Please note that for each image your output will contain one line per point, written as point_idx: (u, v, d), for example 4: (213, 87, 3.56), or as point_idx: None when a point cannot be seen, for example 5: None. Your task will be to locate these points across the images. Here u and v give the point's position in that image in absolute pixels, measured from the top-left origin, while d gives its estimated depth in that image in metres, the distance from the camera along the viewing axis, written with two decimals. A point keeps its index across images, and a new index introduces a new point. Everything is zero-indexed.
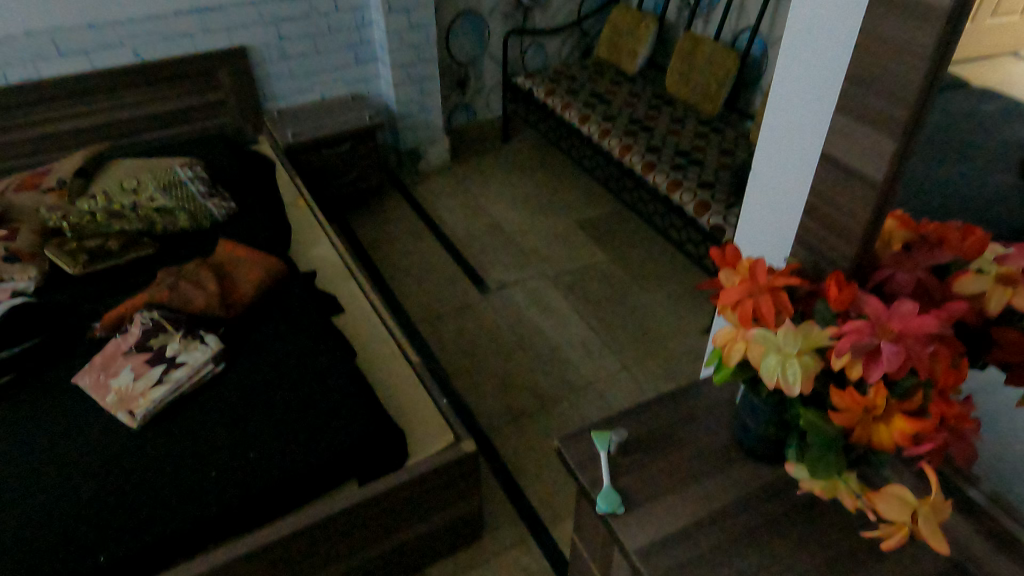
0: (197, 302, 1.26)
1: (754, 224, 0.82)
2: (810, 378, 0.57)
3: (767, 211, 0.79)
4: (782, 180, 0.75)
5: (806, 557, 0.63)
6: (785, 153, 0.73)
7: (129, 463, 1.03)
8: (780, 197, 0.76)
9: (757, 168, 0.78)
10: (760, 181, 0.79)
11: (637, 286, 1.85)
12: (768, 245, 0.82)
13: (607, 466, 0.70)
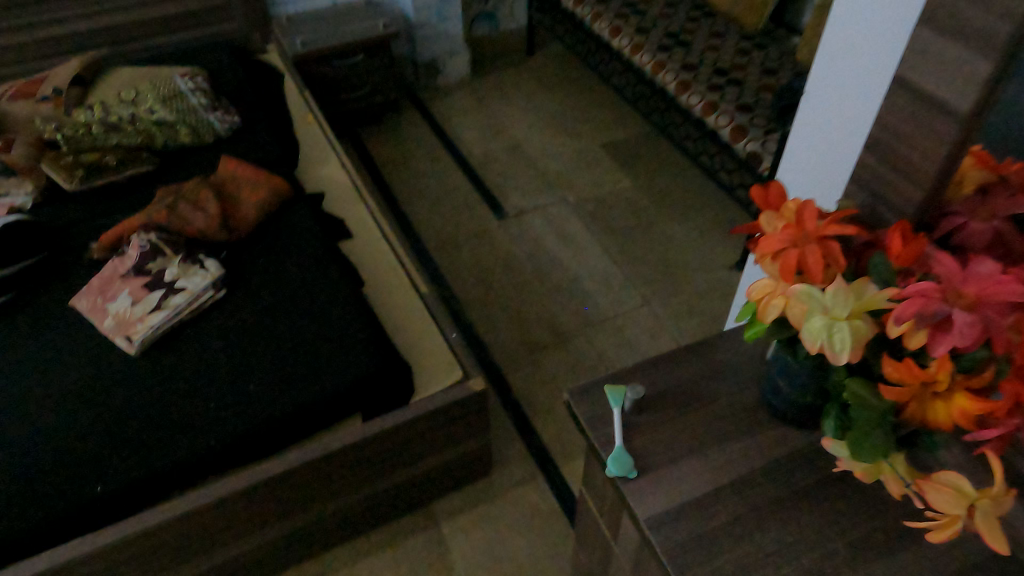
0: (197, 225, 1.20)
1: (809, 161, 0.73)
2: (860, 346, 0.49)
3: (822, 147, 0.70)
4: (841, 114, 0.65)
5: (835, 535, 0.57)
6: (847, 83, 0.62)
7: (128, 392, 1.00)
8: (837, 133, 0.66)
9: (811, 103, 0.69)
10: (816, 112, 0.69)
11: (664, 215, 1.75)
12: (822, 185, 0.72)
13: (621, 425, 0.64)
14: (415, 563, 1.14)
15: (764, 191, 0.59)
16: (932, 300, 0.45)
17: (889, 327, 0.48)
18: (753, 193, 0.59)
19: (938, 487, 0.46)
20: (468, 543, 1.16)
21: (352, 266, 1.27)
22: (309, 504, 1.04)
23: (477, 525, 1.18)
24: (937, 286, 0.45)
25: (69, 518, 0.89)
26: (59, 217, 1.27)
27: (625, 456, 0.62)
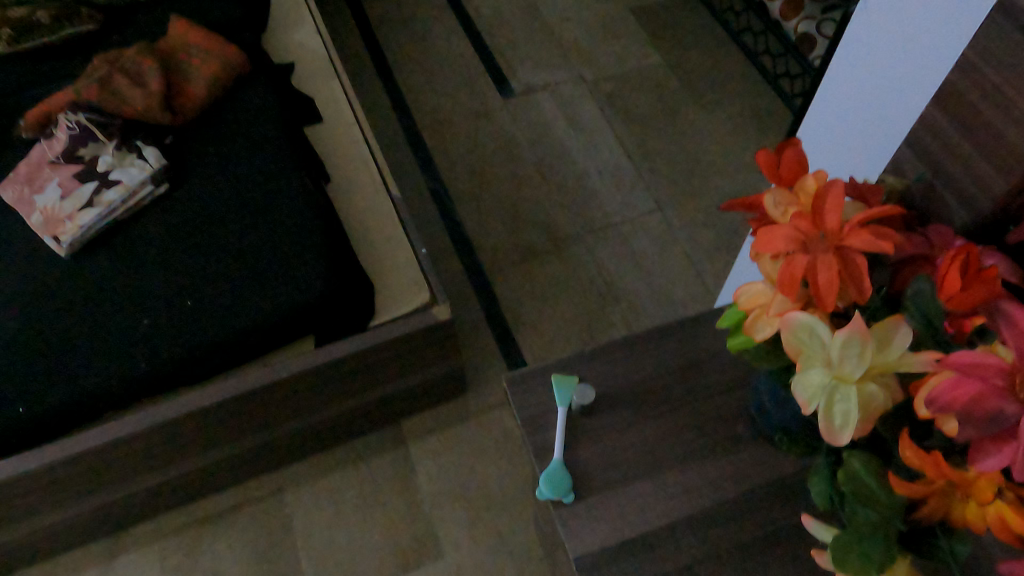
0: (134, 104, 1.04)
1: (853, 108, 0.56)
2: (871, 420, 0.34)
3: (875, 94, 0.53)
4: (908, 52, 0.47)
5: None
6: (927, 8, 0.45)
7: (54, 303, 0.91)
8: (898, 77, 0.49)
9: (868, 48, 0.52)
10: (876, 54, 0.51)
11: (693, 101, 1.51)
12: (863, 146, 0.56)
13: (562, 433, 0.53)
14: (377, 485, 1.08)
15: (775, 157, 0.41)
16: (990, 389, 0.29)
17: (919, 405, 0.33)
18: (759, 159, 0.42)
19: None
20: (434, 466, 1.09)
21: (317, 157, 1.11)
22: (258, 428, 0.96)
23: (447, 448, 1.11)
24: (1003, 366, 0.30)
25: None
26: None
27: (562, 472, 0.51)
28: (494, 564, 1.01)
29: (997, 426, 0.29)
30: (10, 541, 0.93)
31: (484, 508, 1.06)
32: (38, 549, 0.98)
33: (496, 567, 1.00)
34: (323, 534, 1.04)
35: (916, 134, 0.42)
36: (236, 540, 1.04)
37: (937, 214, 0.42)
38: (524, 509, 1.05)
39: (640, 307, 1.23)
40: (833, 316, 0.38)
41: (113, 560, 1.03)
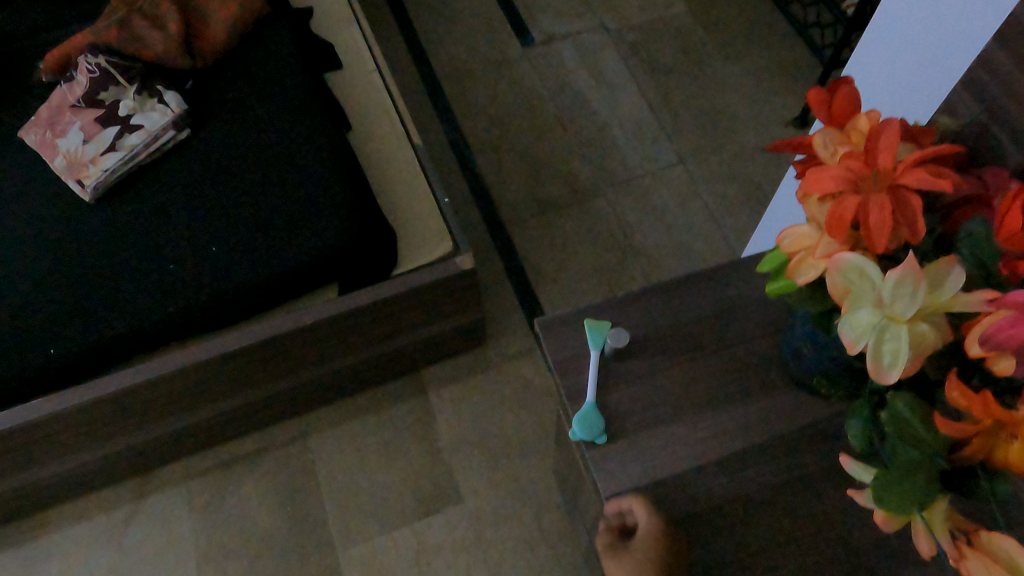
0: (154, 48, 1.03)
1: (912, 41, 0.54)
2: (919, 359, 0.34)
3: (937, 24, 0.50)
4: None
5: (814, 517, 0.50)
6: None
7: (81, 247, 0.91)
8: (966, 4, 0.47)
9: None
10: None
11: (719, 51, 1.48)
12: (920, 81, 0.54)
13: (596, 378, 0.54)
14: (398, 431, 1.10)
15: (827, 95, 0.41)
16: None
17: (970, 343, 0.32)
18: (810, 98, 0.41)
19: (984, 562, 0.33)
20: (454, 414, 1.11)
21: (338, 103, 1.10)
22: (283, 373, 0.97)
23: (466, 397, 1.12)
24: None
25: (24, 380, 0.85)
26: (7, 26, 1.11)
27: (595, 413, 0.52)
28: (513, 509, 1.03)
29: None
30: (44, 479, 0.96)
31: (503, 456, 1.07)
32: (70, 487, 1.01)
33: (515, 513, 1.03)
34: (345, 478, 1.07)
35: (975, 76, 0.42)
36: (261, 483, 1.07)
37: (992, 158, 0.41)
38: (543, 458, 1.07)
39: (660, 262, 1.23)
40: (882, 258, 0.38)
41: (141, 499, 1.06)
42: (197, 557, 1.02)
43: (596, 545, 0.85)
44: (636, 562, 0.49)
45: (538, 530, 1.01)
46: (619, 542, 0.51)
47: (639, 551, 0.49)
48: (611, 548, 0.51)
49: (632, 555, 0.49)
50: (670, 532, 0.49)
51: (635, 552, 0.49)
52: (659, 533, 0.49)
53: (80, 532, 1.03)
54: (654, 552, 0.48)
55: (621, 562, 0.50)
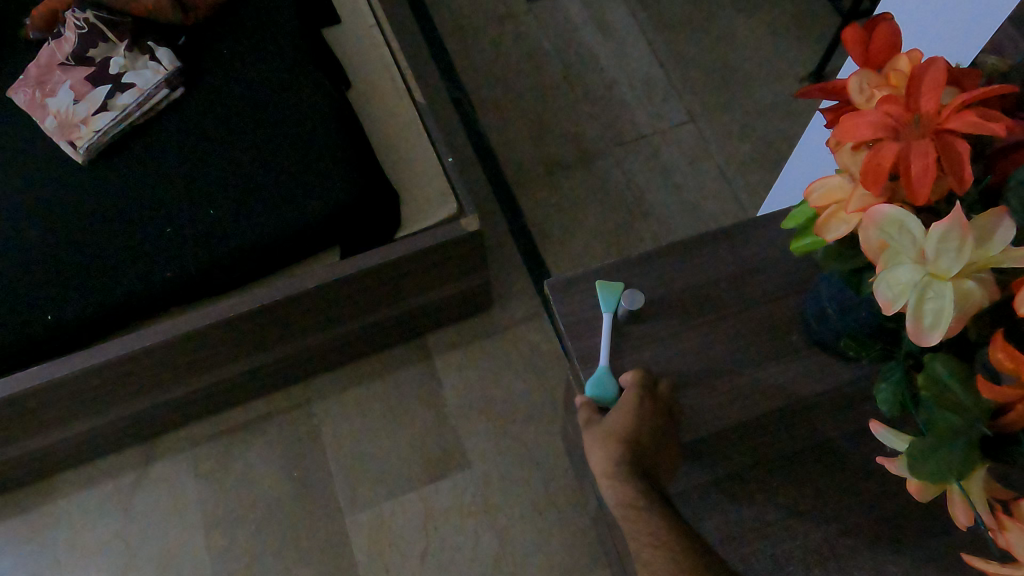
0: (143, 2, 0.98)
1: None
2: (964, 319, 0.32)
3: None
4: None
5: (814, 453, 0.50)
6: None
7: (75, 212, 0.89)
8: None
9: None
10: None
11: (731, 4, 1.42)
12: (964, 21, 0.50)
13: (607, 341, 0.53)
14: (404, 396, 1.09)
15: (864, 34, 0.38)
16: None
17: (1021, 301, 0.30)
18: (845, 37, 0.38)
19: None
20: (461, 380, 1.09)
21: (337, 60, 1.06)
22: (286, 338, 0.95)
23: (472, 362, 1.11)
24: None
25: (22, 347, 0.83)
26: None
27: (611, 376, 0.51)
28: (520, 473, 1.02)
29: None
30: (48, 446, 0.95)
31: (510, 421, 1.06)
32: (75, 453, 1.00)
33: (523, 478, 1.02)
34: (351, 443, 1.06)
35: None
36: (267, 448, 1.06)
37: None
38: (550, 423, 1.06)
39: (670, 224, 1.20)
40: (922, 211, 0.35)
41: (148, 465, 1.05)
42: (205, 521, 1.02)
43: (605, 510, 0.84)
44: (612, 422, 0.48)
45: (546, 494, 1.00)
46: (595, 414, 0.50)
47: (620, 409, 0.49)
48: (590, 415, 0.50)
49: (610, 417, 0.49)
50: (659, 408, 0.50)
51: (616, 415, 0.49)
52: (645, 402, 0.49)
53: (87, 499, 1.03)
54: (636, 415, 0.48)
55: (595, 423, 0.49)
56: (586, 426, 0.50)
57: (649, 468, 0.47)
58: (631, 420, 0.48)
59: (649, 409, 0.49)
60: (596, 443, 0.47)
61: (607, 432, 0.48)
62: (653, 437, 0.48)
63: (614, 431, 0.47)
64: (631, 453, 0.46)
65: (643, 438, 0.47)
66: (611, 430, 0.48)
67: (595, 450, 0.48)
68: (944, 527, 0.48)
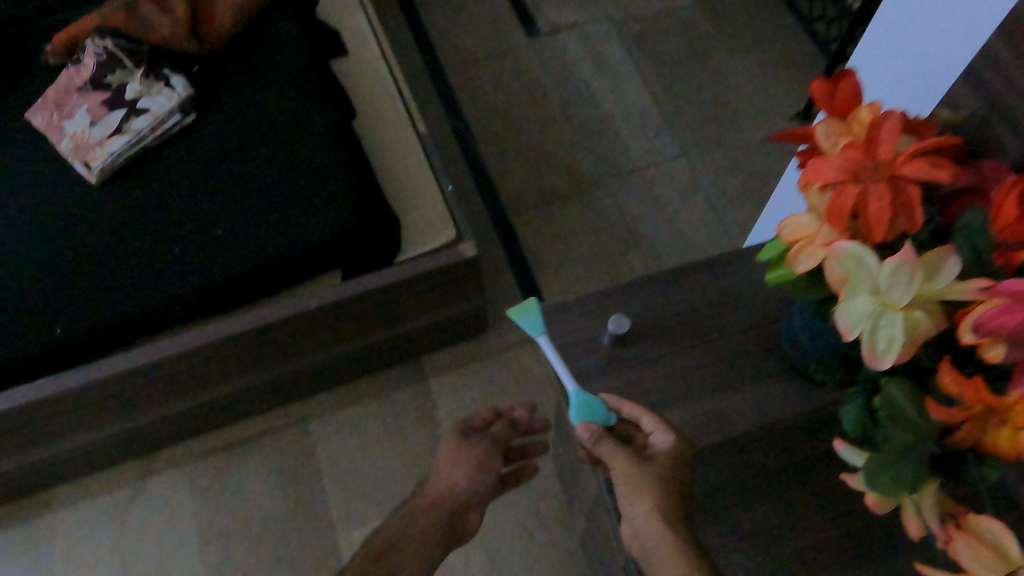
0: (161, 32, 1.03)
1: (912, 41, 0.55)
2: (914, 346, 0.35)
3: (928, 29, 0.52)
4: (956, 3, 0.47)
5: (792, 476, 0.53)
6: None
7: (87, 230, 0.92)
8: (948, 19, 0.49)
9: None
10: None
11: (723, 45, 1.48)
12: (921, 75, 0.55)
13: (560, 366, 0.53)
14: (399, 416, 1.11)
15: (830, 86, 0.41)
16: None
17: (964, 330, 0.33)
18: (813, 87, 0.41)
19: (973, 543, 0.35)
20: (454, 402, 1.12)
21: (343, 90, 1.10)
22: (285, 357, 0.98)
23: (467, 384, 1.13)
24: None
25: (31, 360, 0.86)
26: None
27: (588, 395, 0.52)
28: (512, 495, 1.04)
29: None
30: (47, 458, 0.97)
31: (501, 443, 1.08)
32: (74, 465, 1.02)
33: (512, 499, 1.04)
34: (347, 462, 1.08)
35: (973, 68, 0.42)
36: (263, 465, 1.08)
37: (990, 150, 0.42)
38: (541, 446, 1.08)
39: (661, 254, 1.23)
40: (880, 247, 0.39)
41: (145, 479, 1.07)
42: (198, 536, 1.03)
43: (592, 531, 0.86)
44: (656, 469, 0.47)
45: (536, 516, 1.03)
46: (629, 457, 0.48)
47: (665, 463, 0.47)
48: (627, 455, 0.48)
49: (650, 464, 0.48)
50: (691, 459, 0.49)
51: (656, 461, 0.48)
52: (683, 454, 0.48)
53: (84, 511, 1.05)
54: (678, 467, 0.48)
55: (635, 463, 0.47)
56: (621, 466, 0.48)
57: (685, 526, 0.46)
58: (674, 475, 0.47)
59: (687, 462, 0.48)
60: (644, 488, 0.46)
61: (653, 480, 0.47)
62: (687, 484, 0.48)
63: (662, 486, 0.46)
64: (676, 513, 0.46)
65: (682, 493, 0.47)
66: (657, 483, 0.46)
67: (640, 495, 0.46)
68: (909, 546, 0.51)
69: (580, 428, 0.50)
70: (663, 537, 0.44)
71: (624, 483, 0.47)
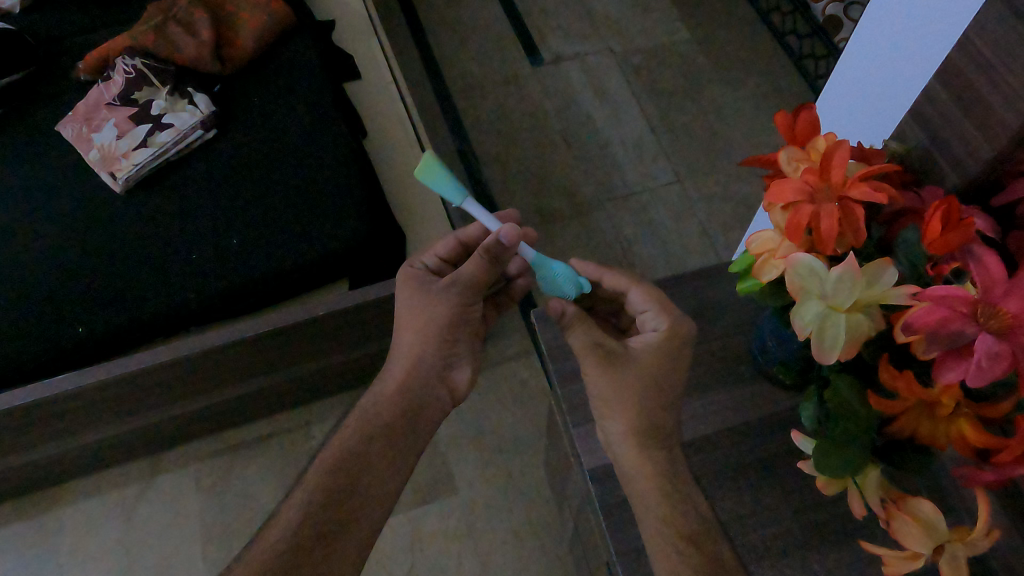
0: (187, 53, 1.10)
1: (859, 82, 0.61)
2: (856, 344, 0.40)
3: (875, 70, 0.58)
4: (904, 44, 0.53)
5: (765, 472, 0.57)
6: (922, 13, 0.50)
7: (110, 236, 0.97)
8: (896, 60, 0.55)
9: (871, 30, 0.58)
10: (877, 35, 0.57)
11: (719, 78, 1.55)
12: (867, 112, 0.61)
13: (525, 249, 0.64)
14: None
15: (791, 119, 0.47)
16: (957, 314, 0.35)
17: (897, 330, 0.38)
18: (776, 119, 0.47)
19: (908, 520, 0.39)
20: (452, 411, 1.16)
21: (355, 111, 1.17)
22: (290, 362, 1.03)
23: None
24: (969, 297, 0.35)
25: (52, 357, 0.90)
26: (50, 28, 1.20)
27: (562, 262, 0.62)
28: (504, 501, 1.08)
29: (955, 343, 0.35)
30: (61, 453, 1.01)
31: (496, 452, 1.12)
32: (85, 462, 1.06)
33: (505, 505, 1.08)
34: None
35: (920, 106, 0.47)
36: (266, 466, 1.13)
37: (934, 178, 0.47)
38: (534, 455, 1.12)
39: (654, 273, 1.28)
40: (832, 259, 0.44)
41: (153, 478, 1.12)
42: (203, 532, 1.07)
43: (580, 534, 0.90)
44: (643, 371, 0.54)
45: (527, 522, 1.06)
46: (609, 357, 0.55)
47: (645, 372, 0.54)
48: (604, 360, 0.55)
49: (634, 364, 0.55)
50: (679, 359, 0.55)
51: (638, 363, 0.54)
52: (668, 355, 0.55)
53: (92, 506, 1.09)
54: (660, 368, 0.54)
55: (616, 373, 0.54)
56: (600, 376, 0.55)
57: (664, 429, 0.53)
58: (655, 378, 0.54)
59: (673, 362, 0.55)
60: (619, 412, 0.53)
61: (634, 386, 0.53)
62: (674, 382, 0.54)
63: (636, 397, 0.53)
64: (649, 416, 0.53)
65: (664, 393, 0.54)
66: (632, 388, 0.54)
67: (617, 415, 0.54)
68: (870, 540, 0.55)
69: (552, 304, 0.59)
70: (638, 461, 0.52)
71: (603, 400, 0.54)
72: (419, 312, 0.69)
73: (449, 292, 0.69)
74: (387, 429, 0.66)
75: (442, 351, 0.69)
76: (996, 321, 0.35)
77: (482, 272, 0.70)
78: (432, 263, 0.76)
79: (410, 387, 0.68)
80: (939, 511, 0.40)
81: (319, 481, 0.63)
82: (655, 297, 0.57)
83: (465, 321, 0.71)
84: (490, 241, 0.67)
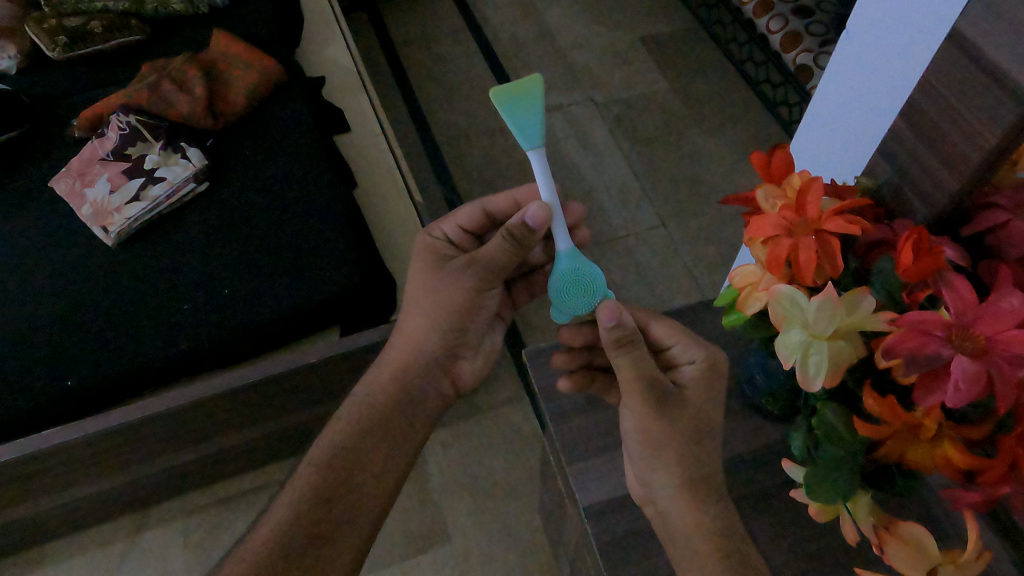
0: (181, 109, 1.13)
1: (830, 124, 0.65)
2: (839, 371, 0.41)
3: (845, 115, 0.62)
4: (869, 91, 0.57)
5: (760, 508, 0.57)
6: (882, 63, 0.54)
7: (98, 288, 0.97)
8: (864, 105, 0.59)
9: (837, 79, 0.62)
10: (845, 83, 0.61)
11: (697, 126, 1.60)
12: (839, 152, 0.65)
13: (565, 228, 0.58)
14: None
15: (766, 159, 0.49)
16: (932, 338, 0.37)
17: (878, 356, 0.40)
18: (753, 159, 0.49)
19: (901, 546, 0.40)
20: (444, 458, 1.15)
21: (346, 163, 1.19)
22: (284, 412, 1.02)
23: (457, 441, 1.17)
24: (942, 320, 0.37)
25: (39, 412, 0.89)
26: (49, 90, 1.23)
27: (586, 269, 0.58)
28: (498, 550, 1.06)
29: (934, 364, 0.36)
30: (47, 511, 0.99)
31: (490, 499, 1.11)
32: (68, 521, 1.04)
33: (501, 553, 1.06)
34: None
35: (886, 144, 0.50)
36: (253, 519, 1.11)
37: (904, 213, 0.49)
38: (528, 500, 1.11)
39: None
40: (812, 290, 0.45)
41: (138, 534, 1.09)
42: None
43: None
44: (684, 415, 0.52)
45: (522, 570, 1.04)
46: (663, 403, 0.51)
47: (690, 414, 0.52)
48: (651, 408, 0.51)
49: (682, 410, 0.52)
50: (712, 386, 0.54)
51: (684, 405, 0.52)
52: (703, 385, 0.53)
53: (74, 566, 1.06)
54: (700, 400, 0.53)
55: (661, 418, 0.51)
56: (648, 424, 0.51)
57: (710, 476, 0.51)
58: (701, 413, 0.52)
59: (711, 390, 0.53)
60: (665, 468, 0.51)
61: (679, 438, 0.51)
62: (710, 417, 0.53)
63: (677, 446, 0.51)
64: (693, 464, 0.51)
65: (705, 439, 0.52)
66: (679, 431, 0.51)
67: (664, 474, 0.51)
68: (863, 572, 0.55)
69: (605, 311, 0.51)
70: (684, 510, 0.50)
71: (647, 460, 0.52)
72: (431, 291, 0.63)
73: (468, 272, 0.62)
74: (389, 420, 0.62)
75: (448, 341, 0.65)
76: (972, 344, 0.36)
77: (507, 251, 0.60)
78: (452, 233, 0.68)
79: (407, 375, 0.64)
80: (930, 534, 0.40)
81: (311, 478, 0.59)
82: (681, 331, 0.57)
83: (479, 307, 0.65)
84: (515, 222, 0.58)
